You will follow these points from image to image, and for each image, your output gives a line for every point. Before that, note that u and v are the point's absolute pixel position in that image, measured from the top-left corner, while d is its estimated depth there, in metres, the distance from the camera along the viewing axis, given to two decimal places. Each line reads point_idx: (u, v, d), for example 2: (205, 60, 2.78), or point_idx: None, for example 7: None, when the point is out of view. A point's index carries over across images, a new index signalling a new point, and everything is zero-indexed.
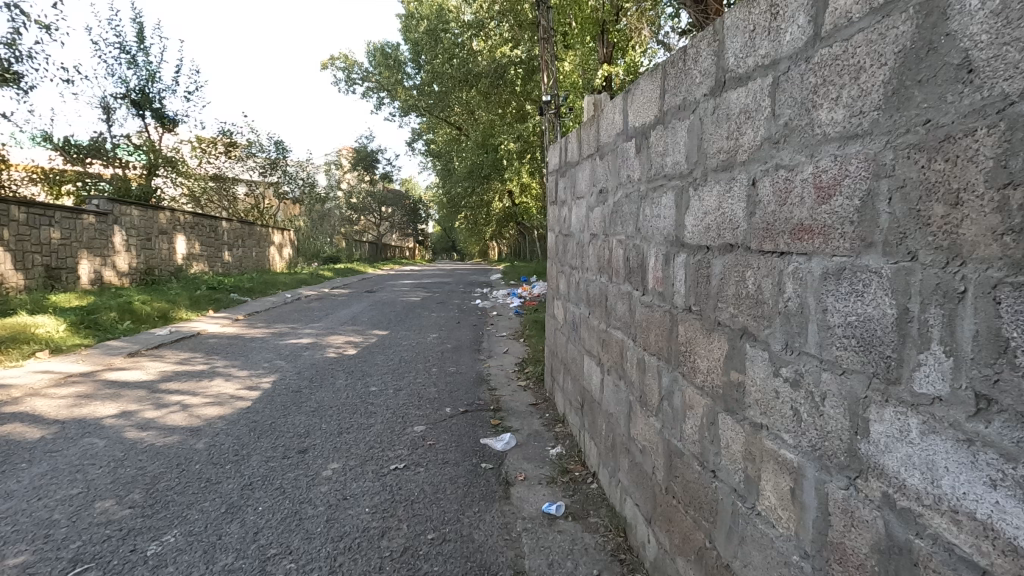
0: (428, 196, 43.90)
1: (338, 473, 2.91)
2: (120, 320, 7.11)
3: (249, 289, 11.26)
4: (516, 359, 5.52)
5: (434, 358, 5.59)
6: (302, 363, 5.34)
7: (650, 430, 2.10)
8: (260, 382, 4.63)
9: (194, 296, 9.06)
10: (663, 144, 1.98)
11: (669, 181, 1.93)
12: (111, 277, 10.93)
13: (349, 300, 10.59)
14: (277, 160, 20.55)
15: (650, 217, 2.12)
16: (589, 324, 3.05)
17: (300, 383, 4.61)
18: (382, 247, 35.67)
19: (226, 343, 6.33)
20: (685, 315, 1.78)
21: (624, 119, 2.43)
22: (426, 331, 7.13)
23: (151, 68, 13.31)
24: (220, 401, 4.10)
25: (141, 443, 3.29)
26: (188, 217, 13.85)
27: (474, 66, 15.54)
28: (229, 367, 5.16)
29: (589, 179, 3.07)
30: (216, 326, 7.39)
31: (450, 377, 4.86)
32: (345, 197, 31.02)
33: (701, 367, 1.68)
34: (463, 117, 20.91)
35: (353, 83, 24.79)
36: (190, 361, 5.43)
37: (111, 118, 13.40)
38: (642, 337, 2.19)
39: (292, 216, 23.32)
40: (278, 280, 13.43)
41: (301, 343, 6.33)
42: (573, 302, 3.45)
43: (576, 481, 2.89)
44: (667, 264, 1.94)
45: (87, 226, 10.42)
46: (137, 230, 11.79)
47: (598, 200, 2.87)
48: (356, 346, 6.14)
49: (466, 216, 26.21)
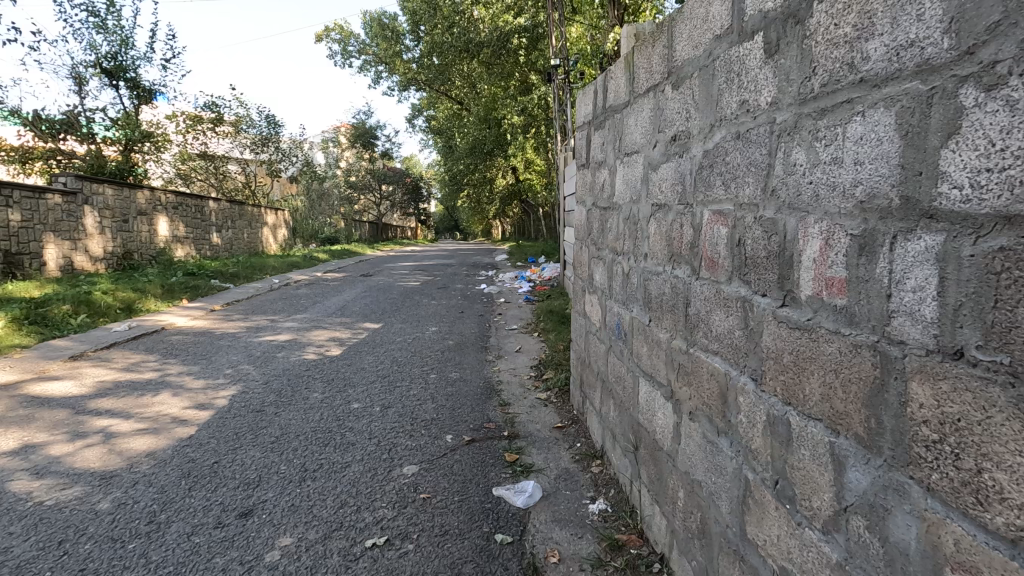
0: (430, 175, 42.72)
1: (288, 557, 2.01)
2: (74, 314, 6.19)
3: (234, 274, 10.31)
4: (531, 361, 4.58)
5: (434, 360, 4.64)
6: (274, 368, 4.42)
7: (805, 550, 1.18)
8: (215, 398, 3.71)
9: (166, 284, 8.13)
10: (857, 18, 1.00)
11: (878, 90, 0.96)
12: (83, 262, 10.01)
13: (342, 286, 9.60)
14: (269, 136, 19.50)
15: (807, 167, 1.16)
16: (649, 335, 2.11)
17: (265, 399, 3.68)
18: (384, 227, 34.56)
19: (190, 340, 5.42)
20: (943, 366, 0.84)
21: (731, 8, 1.46)
22: (424, 323, 6.17)
23: (124, 32, 12.17)
24: (156, 428, 3.19)
25: (25, 501, 2.38)
26: (170, 197, 12.86)
27: (476, 34, 14.42)
28: (183, 375, 4.23)
29: (649, 127, 2.09)
30: (185, 319, 6.48)
31: (453, 387, 3.93)
32: (345, 176, 29.95)
33: (1011, 492, 0.74)
34: (465, 91, 19.73)
35: (349, 57, 23.64)
36: (139, 366, 4.51)
37: (82, 88, 12.27)
38: (782, 381, 1.26)
39: (287, 196, 22.28)
40: (266, 264, 12.47)
41: (278, 340, 5.40)
42: (618, 301, 2.51)
43: (636, 566, 1.98)
44: (869, 256, 0.99)
45: (53, 206, 9.44)
46: (111, 211, 10.83)
47: (668, 152, 1.91)
48: (342, 344, 5.21)
49: (469, 195, 25.15)
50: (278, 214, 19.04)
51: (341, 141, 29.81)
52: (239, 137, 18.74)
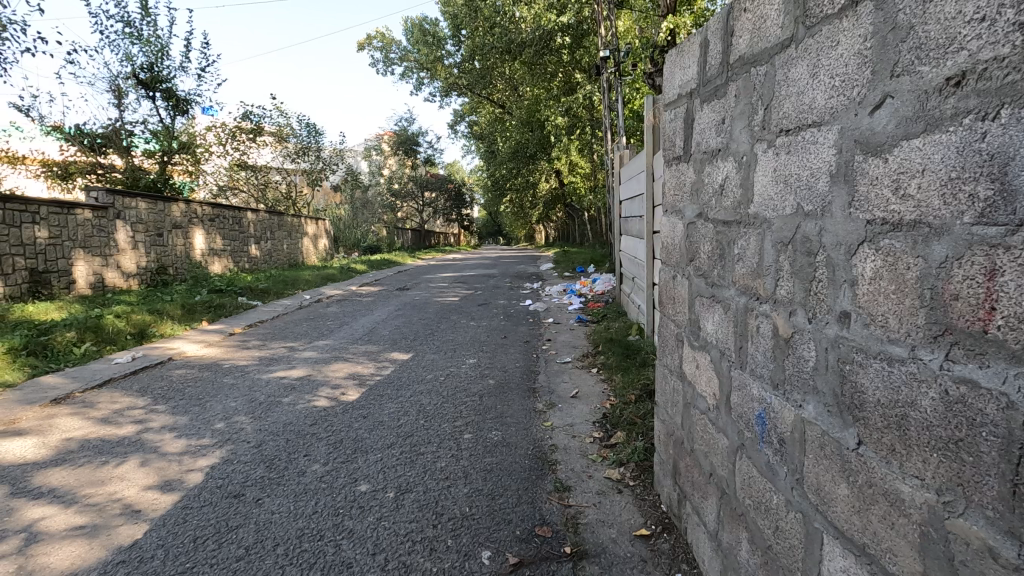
0: (474, 181, 42.23)
1: None
2: (79, 342, 5.60)
3: (263, 290, 9.73)
4: (592, 414, 3.57)
5: (469, 410, 3.70)
6: (274, 421, 3.58)
7: None
8: (189, 472, 2.88)
9: (187, 304, 7.54)
10: None
11: None
12: (115, 279, 9.67)
13: (375, 302, 8.85)
14: (309, 145, 19.32)
15: None
16: (859, 470, 1.11)
17: (252, 475, 2.82)
18: (427, 234, 34.14)
19: (192, 378, 4.67)
20: None
21: None
22: (461, 353, 5.24)
23: (160, 42, 11.96)
24: (95, 527, 2.37)
25: None
26: (207, 208, 12.52)
27: (518, 35, 13.61)
28: (164, 432, 3.44)
29: (854, 71, 1.09)
30: (196, 347, 5.80)
31: (493, 457, 2.98)
32: (388, 184, 29.72)
33: None
34: (507, 94, 18.98)
35: (391, 64, 23.34)
36: (120, 417, 3.76)
37: (121, 101, 12.09)
38: None
39: (330, 205, 22.03)
40: (301, 277, 11.94)
41: (290, 377, 4.59)
42: (763, 379, 1.51)
43: None
44: None
45: (82, 222, 9.07)
46: (145, 225, 10.48)
47: (933, 114, 0.91)
48: (362, 384, 4.34)
49: (512, 200, 24.34)
50: (319, 223, 18.69)
51: (383, 150, 29.63)
52: (280, 147, 18.58)
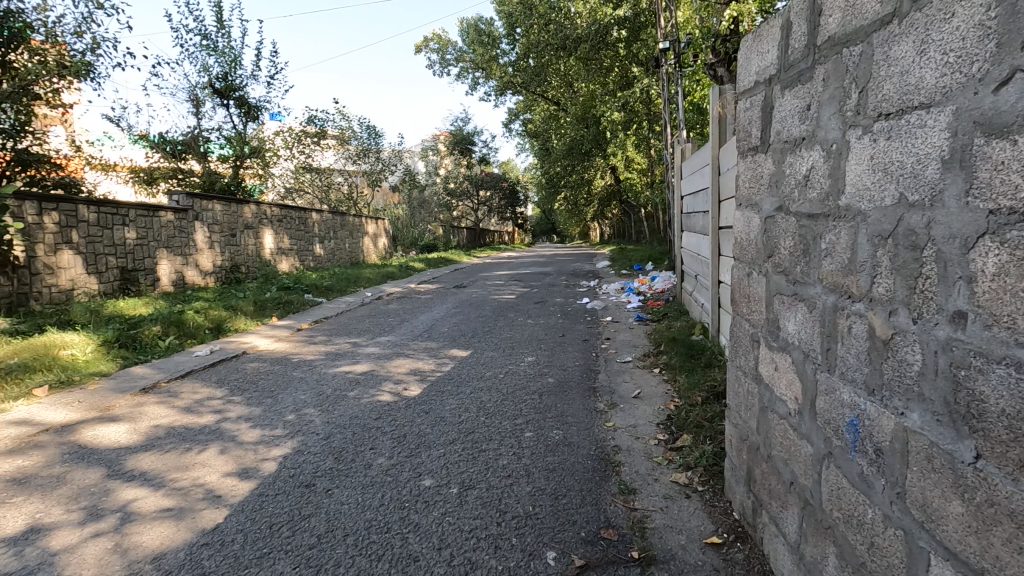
0: (528, 179, 42.24)
1: None
2: (164, 336, 5.98)
3: (328, 287, 10.10)
4: (655, 416, 3.47)
5: (530, 408, 3.68)
6: (341, 414, 3.69)
7: None
8: (264, 461, 3.00)
9: (259, 301, 7.92)
10: None
11: None
12: (194, 277, 10.31)
13: (434, 300, 8.99)
14: (369, 147, 20.14)
15: None
16: (979, 486, 1.00)
17: (321, 466, 2.91)
18: (482, 232, 34.44)
19: (265, 371, 4.89)
20: None
21: None
22: (519, 351, 5.23)
23: (233, 52, 12.64)
24: (182, 510, 2.52)
25: None
26: (275, 209, 13.11)
27: (573, 30, 13.47)
28: (240, 422, 3.62)
29: (975, 45, 0.98)
30: (267, 342, 6.08)
31: (555, 456, 2.95)
32: (444, 184, 30.19)
33: None
34: (562, 91, 18.86)
35: (448, 65, 23.67)
36: (200, 406, 3.99)
37: (199, 110, 12.86)
38: None
39: (389, 205, 22.60)
40: (362, 275, 12.33)
41: (354, 372, 4.73)
42: (855, 384, 1.40)
43: None
44: None
45: (166, 223, 9.70)
46: (220, 226, 11.11)
47: None
48: (423, 380, 4.41)
49: (567, 197, 24.17)
50: (378, 223, 19.23)
51: (440, 150, 30.11)
52: (342, 149, 19.27)
